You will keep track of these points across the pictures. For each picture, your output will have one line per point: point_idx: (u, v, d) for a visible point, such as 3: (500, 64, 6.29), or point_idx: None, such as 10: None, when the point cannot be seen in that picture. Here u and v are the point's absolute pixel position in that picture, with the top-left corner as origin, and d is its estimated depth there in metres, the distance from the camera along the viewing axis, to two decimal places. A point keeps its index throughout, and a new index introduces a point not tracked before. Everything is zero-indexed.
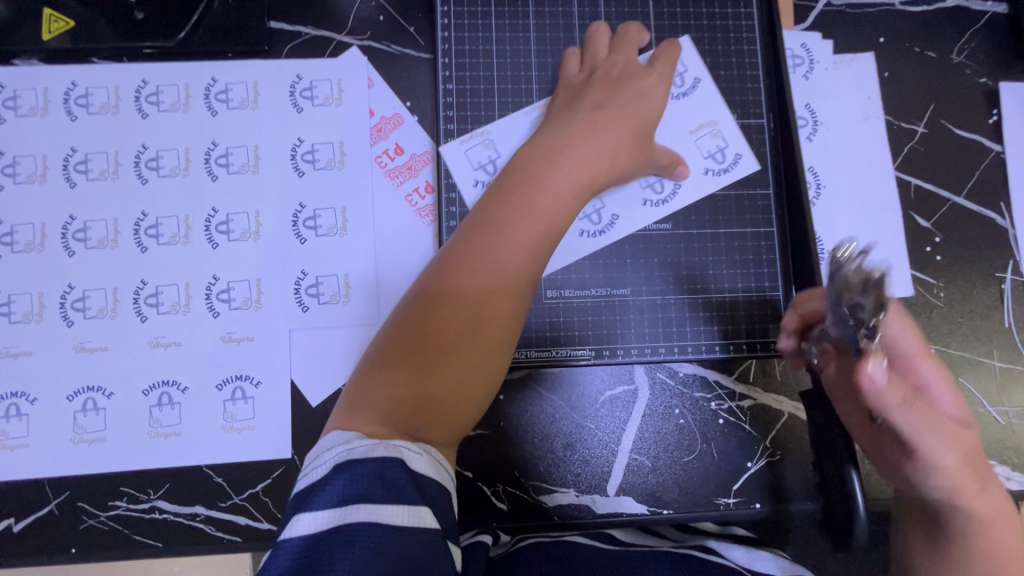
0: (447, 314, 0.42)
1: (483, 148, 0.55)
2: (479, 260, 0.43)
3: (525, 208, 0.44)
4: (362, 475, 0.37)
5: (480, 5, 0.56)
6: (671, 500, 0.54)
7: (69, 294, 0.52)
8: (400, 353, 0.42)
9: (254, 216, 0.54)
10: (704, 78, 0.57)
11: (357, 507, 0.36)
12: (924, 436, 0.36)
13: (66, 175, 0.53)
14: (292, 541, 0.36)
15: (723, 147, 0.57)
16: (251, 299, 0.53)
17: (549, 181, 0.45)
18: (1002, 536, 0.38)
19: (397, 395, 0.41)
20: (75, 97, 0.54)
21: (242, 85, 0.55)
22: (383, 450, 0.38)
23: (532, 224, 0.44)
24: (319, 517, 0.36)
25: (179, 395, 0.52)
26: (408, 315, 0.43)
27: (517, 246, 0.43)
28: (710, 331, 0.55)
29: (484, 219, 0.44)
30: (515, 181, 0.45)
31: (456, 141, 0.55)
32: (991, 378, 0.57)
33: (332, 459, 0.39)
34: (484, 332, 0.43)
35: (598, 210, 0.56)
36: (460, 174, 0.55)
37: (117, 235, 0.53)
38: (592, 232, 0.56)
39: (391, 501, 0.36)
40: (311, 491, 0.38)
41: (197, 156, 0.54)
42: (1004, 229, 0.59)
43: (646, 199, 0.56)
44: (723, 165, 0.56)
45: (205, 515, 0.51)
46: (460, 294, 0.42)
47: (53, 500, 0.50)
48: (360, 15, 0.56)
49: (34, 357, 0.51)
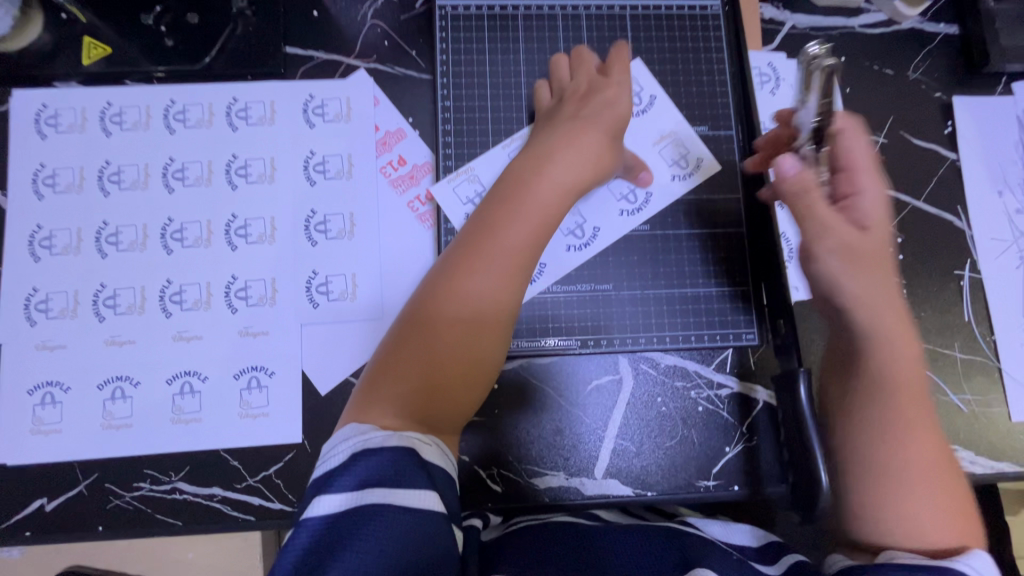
0: (447, 316, 0.47)
1: (468, 183, 0.60)
2: (473, 267, 0.47)
3: (515, 219, 0.49)
4: (376, 462, 0.42)
5: (475, 31, 0.62)
6: (655, 483, 0.58)
7: (101, 293, 0.57)
8: (406, 355, 0.47)
9: (270, 221, 0.59)
10: (659, 95, 0.63)
11: (372, 491, 0.40)
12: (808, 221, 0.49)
13: (101, 185, 0.59)
14: (315, 520, 0.40)
15: (686, 154, 0.62)
16: (266, 297, 0.58)
17: (537, 193, 0.50)
18: (891, 351, 0.46)
19: (407, 392, 0.46)
20: (110, 115, 0.60)
21: (260, 103, 0.61)
22: (397, 440, 0.43)
23: (522, 231, 0.48)
24: (339, 499, 0.41)
25: (200, 384, 0.56)
26: (409, 321, 0.48)
27: (510, 251, 0.48)
28: (685, 324, 0.60)
29: (478, 232, 0.49)
30: (505, 194, 0.50)
31: (444, 180, 0.60)
32: (953, 368, 0.61)
33: (349, 448, 0.43)
34: (483, 330, 0.47)
35: (579, 225, 0.61)
36: (451, 211, 0.59)
37: (145, 238, 0.58)
38: (578, 245, 0.60)
39: (403, 485, 0.41)
40: (329, 475, 0.42)
41: (218, 168, 0.60)
42: (961, 230, 0.64)
43: (622, 207, 0.61)
44: (687, 170, 0.62)
45: (221, 496, 0.55)
46: (457, 298, 0.47)
47: (84, 481, 0.55)
48: (367, 41, 0.62)
49: (68, 350, 0.56)
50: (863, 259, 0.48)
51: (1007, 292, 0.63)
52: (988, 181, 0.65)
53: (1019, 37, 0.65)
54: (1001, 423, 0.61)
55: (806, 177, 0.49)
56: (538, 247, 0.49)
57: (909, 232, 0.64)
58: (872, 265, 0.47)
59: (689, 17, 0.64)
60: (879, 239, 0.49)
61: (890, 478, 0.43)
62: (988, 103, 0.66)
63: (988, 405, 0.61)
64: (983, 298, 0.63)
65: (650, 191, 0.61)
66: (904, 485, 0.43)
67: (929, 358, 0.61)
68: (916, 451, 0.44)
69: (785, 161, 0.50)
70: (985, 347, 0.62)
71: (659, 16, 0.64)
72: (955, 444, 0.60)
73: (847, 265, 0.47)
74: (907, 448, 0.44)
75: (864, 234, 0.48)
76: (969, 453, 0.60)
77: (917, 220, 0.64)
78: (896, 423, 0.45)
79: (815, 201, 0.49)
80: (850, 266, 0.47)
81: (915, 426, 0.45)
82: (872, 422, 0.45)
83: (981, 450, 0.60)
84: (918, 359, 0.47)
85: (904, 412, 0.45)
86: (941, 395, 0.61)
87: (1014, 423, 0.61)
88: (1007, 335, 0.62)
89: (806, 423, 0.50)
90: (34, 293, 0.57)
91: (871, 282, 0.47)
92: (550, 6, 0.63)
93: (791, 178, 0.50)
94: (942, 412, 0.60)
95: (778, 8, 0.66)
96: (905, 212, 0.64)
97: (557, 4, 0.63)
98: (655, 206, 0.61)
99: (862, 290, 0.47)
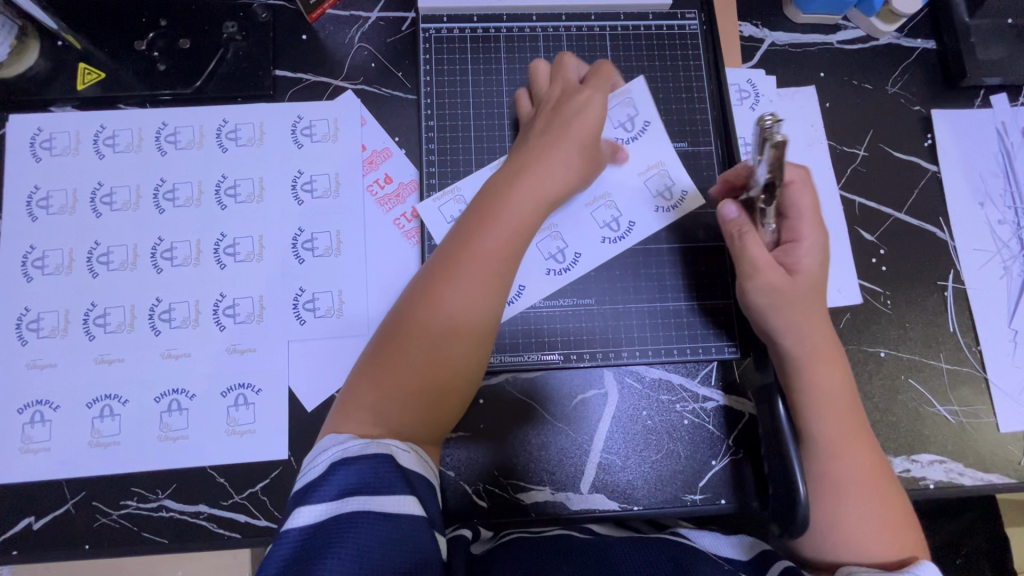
0: (424, 327, 0.47)
1: (455, 205, 0.60)
2: (449, 279, 0.48)
3: (490, 232, 0.49)
4: (355, 470, 0.42)
5: (458, 52, 0.63)
6: (641, 497, 0.58)
7: (92, 311, 0.58)
8: (384, 365, 0.47)
9: (258, 240, 0.60)
10: (653, 121, 0.63)
11: (351, 498, 0.41)
12: (745, 257, 0.52)
13: (93, 206, 0.60)
14: (295, 531, 0.40)
15: (672, 185, 0.62)
16: (254, 314, 0.59)
17: (513, 206, 0.51)
18: (824, 373, 0.51)
19: (386, 402, 0.46)
20: (103, 138, 0.61)
21: (249, 125, 0.62)
22: (374, 448, 0.44)
23: (498, 244, 0.49)
24: (319, 508, 0.41)
25: (187, 401, 0.57)
26: (387, 333, 0.48)
27: (486, 259, 0.49)
28: (668, 338, 0.60)
29: (455, 242, 0.50)
30: (482, 208, 0.51)
31: (430, 200, 0.61)
32: (940, 379, 0.61)
33: (328, 458, 0.43)
34: (460, 340, 0.48)
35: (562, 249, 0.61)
36: (434, 230, 0.60)
37: (136, 258, 0.59)
38: (559, 268, 0.61)
39: (383, 492, 0.41)
40: (310, 486, 0.43)
41: (208, 188, 0.61)
42: (944, 241, 0.64)
43: (604, 235, 0.62)
44: (671, 202, 0.62)
45: (207, 513, 0.55)
46: (434, 308, 0.47)
47: (72, 499, 0.55)
48: (354, 63, 0.64)
49: (58, 368, 0.57)
50: (793, 299, 0.51)
51: (992, 302, 0.63)
52: (969, 192, 0.65)
53: (995, 51, 0.66)
54: (989, 433, 0.60)
55: (739, 224, 0.53)
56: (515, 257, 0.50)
57: (891, 244, 0.64)
58: (801, 301, 0.51)
59: (668, 36, 0.65)
60: (815, 281, 0.52)
61: (831, 497, 0.49)
62: (968, 116, 0.67)
63: (976, 416, 0.61)
64: (968, 308, 0.63)
65: (633, 221, 0.62)
66: (846, 500, 0.49)
67: (915, 369, 0.62)
68: (854, 468, 0.49)
69: (726, 207, 0.54)
70: (971, 358, 0.62)
71: (639, 36, 0.65)
72: (943, 456, 0.60)
73: (777, 306, 0.51)
74: (839, 466, 0.49)
75: (794, 278, 0.51)
76: (957, 465, 0.60)
77: (899, 231, 0.64)
78: (831, 444, 0.50)
79: (749, 242, 0.52)
80: (781, 306, 0.51)
81: (847, 443, 0.50)
82: (814, 443, 0.50)
83: (970, 461, 0.60)
84: (848, 380, 0.52)
85: (838, 441, 0.50)
86: (928, 406, 0.61)
87: (1002, 433, 0.60)
88: (993, 345, 0.62)
89: (784, 438, 0.51)
90: (26, 312, 0.58)
91: (799, 321, 0.51)
92: (532, 28, 0.65)
93: (728, 223, 0.54)
94: (929, 423, 0.60)
95: (757, 26, 0.68)
96: (887, 224, 0.64)
97: (539, 26, 0.65)
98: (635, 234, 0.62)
99: (790, 326, 0.51)
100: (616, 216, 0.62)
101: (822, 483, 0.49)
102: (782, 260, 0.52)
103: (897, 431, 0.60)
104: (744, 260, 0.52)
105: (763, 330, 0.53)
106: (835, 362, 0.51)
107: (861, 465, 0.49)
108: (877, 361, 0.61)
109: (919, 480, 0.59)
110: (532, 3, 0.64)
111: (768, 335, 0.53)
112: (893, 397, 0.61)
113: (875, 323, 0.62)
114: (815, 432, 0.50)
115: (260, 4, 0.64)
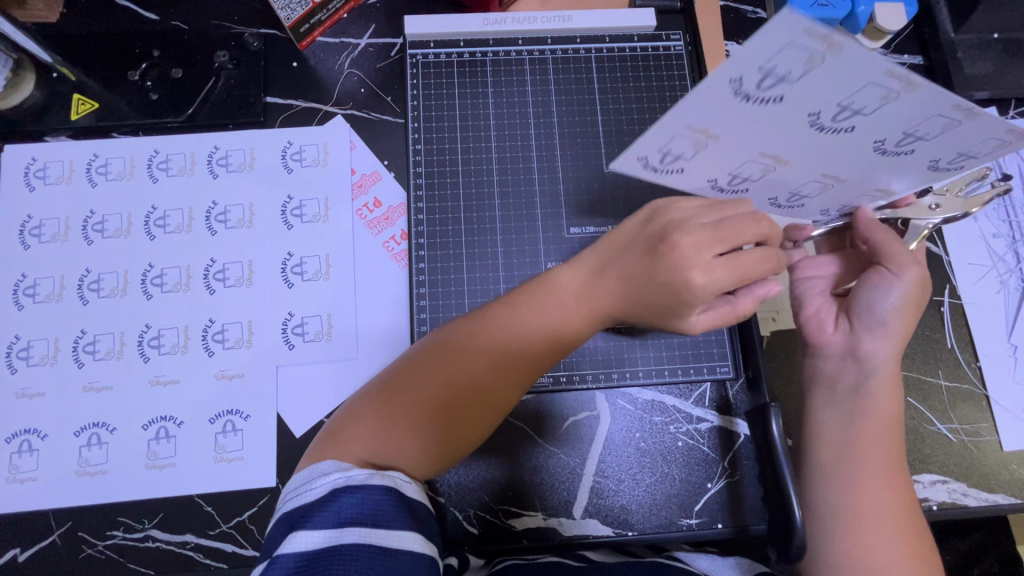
0: (441, 378, 0.45)
1: (693, 143, 0.42)
2: (476, 339, 0.45)
3: (526, 309, 0.46)
4: (357, 500, 0.41)
5: (445, 77, 0.64)
6: (635, 523, 0.56)
7: (81, 339, 0.58)
8: (392, 404, 0.45)
9: (247, 265, 0.60)
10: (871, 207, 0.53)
11: (351, 530, 0.40)
12: (894, 245, 0.50)
13: (85, 234, 0.61)
14: (289, 557, 0.39)
15: (811, 197, 0.49)
16: (243, 339, 0.58)
17: (555, 309, 0.46)
18: (876, 397, 0.50)
19: (386, 441, 0.44)
20: (96, 167, 0.62)
21: (240, 151, 0.63)
22: (379, 479, 0.42)
23: (532, 329, 0.45)
24: (315, 535, 0.40)
25: (175, 428, 0.56)
26: (411, 357, 0.47)
27: (518, 337, 0.45)
28: (660, 358, 0.60)
29: (502, 305, 0.47)
30: (523, 289, 0.47)
31: (806, 24, 0.31)
32: (939, 396, 0.60)
33: (328, 485, 0.42)
34: (472, 399, 0.45)
35: (744, 177, 0.47)
36: (744, 58, 0.33)
37: (126, 284, 0.59)
38: (720, 182, 0.48)
39: (383, 524, 0.41)
40: (306, 510, 0.41)
41: (199, 215, 0.61)
42: (939, 255, 0.64)
43: (716, 180, 0.47)
44: (785, 203, 0.51)
45: (194, 543, 0.54)
46: (453, 363, 0.45)
47: (57, 530, 0.54)
48: (343, 88, 0.65)
49: (47, 397, 0.57)
50: (920, 296, 0.50)
51: (989, 317, 0.62)
52: None
53: (982, 66, 0.66)
54: (992, 452, 0.59)
55: (880, 224, 0.51)
56: (545, 347, 0.46)
57: None
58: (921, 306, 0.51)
59: (653, 57, 0.66)
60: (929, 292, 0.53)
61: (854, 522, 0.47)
62: None
63: (978, 435, 0.59)
64: (965, 323, 0.62)
65: (805, 206, 0.51)
66: (868, 532, 0.47)
67: (913, 387, 0.60)
68: (882, 501, 0.48)
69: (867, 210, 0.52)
70: (970, 374, 0.61)
71: (624, 57, 0.66)
72: (945, 475, 0.58)
73: (902, 301, 0.49)
74: (866, 495, 0.48)
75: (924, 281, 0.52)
76: (961, 485, 0.58)
77: None
78: (872, 473, 0.48)
79: (889, 239, 0.50)
80: (906, 303, 0.49)
81: (877, 468, 0.48)
82: (844, 464, 0.49)
83: (973, 481, 0.58)
84: (899, 412, 0.50)
85: (867, 464, 0.48)
86: (928, 425, 0.59)
87: (1006, 452, 0.59)
88: (992, 360, 0.61)
89: (777, 457, 0.50)
90: (16, 341, 0.58)
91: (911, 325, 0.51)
92: (518, 51, 0.65)
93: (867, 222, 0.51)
94: (929, 442, 0.59)
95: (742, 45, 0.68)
96: None
97: (525, 49, 0.65)
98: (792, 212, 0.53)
99: (907, 329, 0.50)
100: (811, 195, 0.49)
101: (847, 513, 0.48)
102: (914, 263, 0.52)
103: None
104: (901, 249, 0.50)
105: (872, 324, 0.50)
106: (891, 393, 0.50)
107: (886, 492, 0.48)
108: None
109: (921, 501, 0.57)
110: (517, 27, 0.65)
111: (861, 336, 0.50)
112: None
113: None
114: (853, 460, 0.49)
115: (251, 33, 0.65)
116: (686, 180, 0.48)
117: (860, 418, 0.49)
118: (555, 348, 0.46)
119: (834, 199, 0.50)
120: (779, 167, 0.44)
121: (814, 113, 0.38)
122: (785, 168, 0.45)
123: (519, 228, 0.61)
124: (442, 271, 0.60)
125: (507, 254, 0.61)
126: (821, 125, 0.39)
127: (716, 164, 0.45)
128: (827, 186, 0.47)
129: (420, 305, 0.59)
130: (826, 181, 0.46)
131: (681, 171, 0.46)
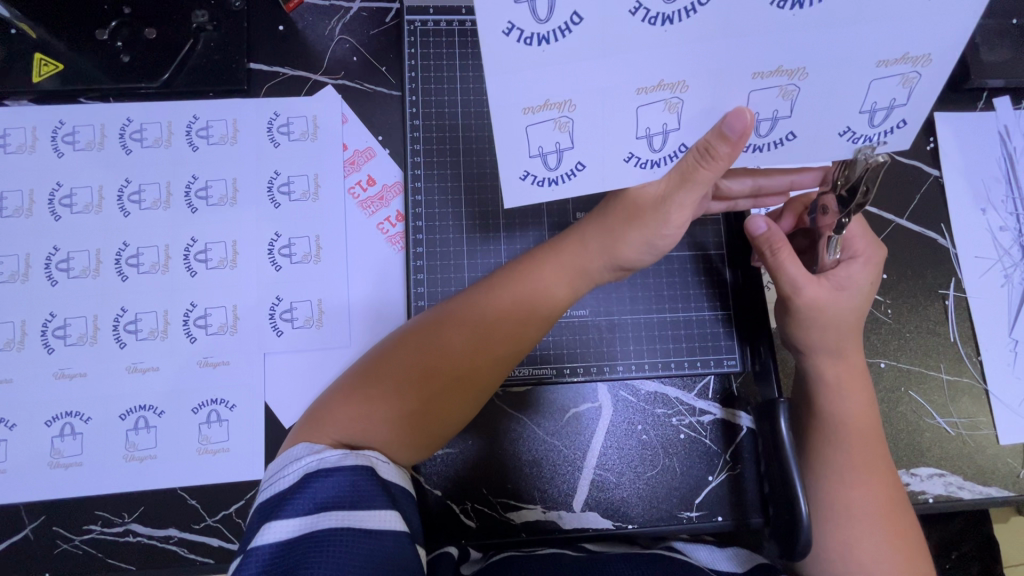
0: (417, 360, 0.44)
1: (554, 129, 0.39)
2: (459, 318, 0.45)
3: (503, 293, 0.46)
4: (333, 482, 0.38)
5: (445, 47, 0.60)
6: (636, 515, 0.55)
7: (50, 322, 0.54)
8: (374, 385, 0.43)
9: (231, 245, 0.56)
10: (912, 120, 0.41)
11: (327, 515, 0.37)
12: (778, 274, 0.50)
13: (51, 209, 0.56)
14: (263, 549, 0.36)
15: (779, 116, 0.40)
16: (227, 325, 0.55)
17: (535, 279, 0.47)
18: (849, 398, 0.50)
19: (362, 422, 0.42)
20: (62, 135, 0.57)
21: (222, 122, 0.58)
22: (354, 459, 0.40)
23: (509, 295, 0.46)
24: (291, 525, 0.37)
25: (155, 418, 0.53)
26: (387, 345, 0.46)
27: (494, 321, 0.45)
28: (665, 351, 0.59)
29: (483, 290, 0.47)
30: (511, 269, 0.48)
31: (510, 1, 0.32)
32: (939, 389, 0.60)
33: (303, 468, 0.40)
34: (453, 373, 0.44)
35: (667, 134, 0.40)
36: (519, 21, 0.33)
37: (99, 264, 0.55)
38: (645, 159, 0.42)
39: (362, 506, 0.38)
40: (280, 499, 0.38)
41: (177, 190, 0.57)
42: (947, 248, 0.63)
43: (635, 151, 0.41)
44: (764, 137, 0.42)
45: (178, 537, 0.52)
46: (428, 345, 0.44)
47: (29, 524, 0.51)
48: (334, 56, 0.60)
49: (14, 384, 0.53)
50: (822, 315, 0.50)
51: (993, 312, 0.62)
52: (971, 199, 0.64)
53: (1000, 53, 0.64)
54: (989, 446, 0.59)
55: (767, 241, 0.50)
56: (525, 314, 0.46)
57: (892, 251, 0.62)
58: (835, 325, 0.50)
59: None
60: (861, 306, 0.51)
61: (843, 510, 0.48)
62: (969, 120, 0.65)
63: (976, 428, 0.59)
64: (969, 317, 0.62)
65: (795, 135, 0.42)
66: (856, 526, 0.47)
67: (916, 381, 0.60)
68: (872, 496, 0.48)
69: (757, 221, 0.51)
70: (971, 368, 0.61)
71: None
72: (944, 468, 0.58)
73: (816, 328, 0.50)
74: (861, 487, 0.48)
75: (839, 295, 0.50)
76: (959, 478, 0.58)
77: (901, 238, 0.63)
78: (864, 468, 0.49)
79: (790, 259, 0.49)
80: (819, 326, 0.50)
81: (865, 461, 0.49)
82: (840, 455, 0.49)
83: (969, 474, 0.59)
84: (876, 410, 0.51)
85: (852, 452, 0.49)
86: (927, 418, 0.59)
87: (1003, 445, 0.59)
88: (993, 356, 0.61)
89: (782, 450, 0.49)
90: None
91: (830, 343, 0.50)
92: None
93: (757, 237, 0.51)
94: (928, 435, 0.59)
95: None
96: (889, 230, 0.63)
97: None
98: (777, 146, 0.42)
99: (828, 343, 0.50)
100: (778, 115, 0.40)
101: (842, 502, 0.48)
102: (831, 274, 0.50)
103: (897, 444, 0.58)
104: (782, 278, 0.50)
105: (836, 341, 0.50)
106: (862, 390, 0.51)
107: (880, 482, 0.48)
108: (877, 373, 0.60)
109: (918, 495, 0.58)
110: None
111: (827, 349, 0.51)
112: (893, 410, 0.59)
113: (876, 333, 0.60)
114: (839, 458, 0.49)
115: None
116: (605, 171, 0.42)
117: (850, 416, 0.50)
118: (531, 333, 0.46)
119: (816, 105, 0.40)
120: (684, 98, 0.38)
121: (636, 6, 0.33)
122: (693, 95, 0.38)
123: (521, 211, 0.59)
124: (442, 257, 0.57)
125: (511, 240, 0.58)
126: (654, 19, 0.33)
127: (611, 135, 0.40)
128: (781, 96, 0.39)
129: (418, 292, 0.56)
130: (773, 88, 0.38)
131: (585, 168, 0.42)
